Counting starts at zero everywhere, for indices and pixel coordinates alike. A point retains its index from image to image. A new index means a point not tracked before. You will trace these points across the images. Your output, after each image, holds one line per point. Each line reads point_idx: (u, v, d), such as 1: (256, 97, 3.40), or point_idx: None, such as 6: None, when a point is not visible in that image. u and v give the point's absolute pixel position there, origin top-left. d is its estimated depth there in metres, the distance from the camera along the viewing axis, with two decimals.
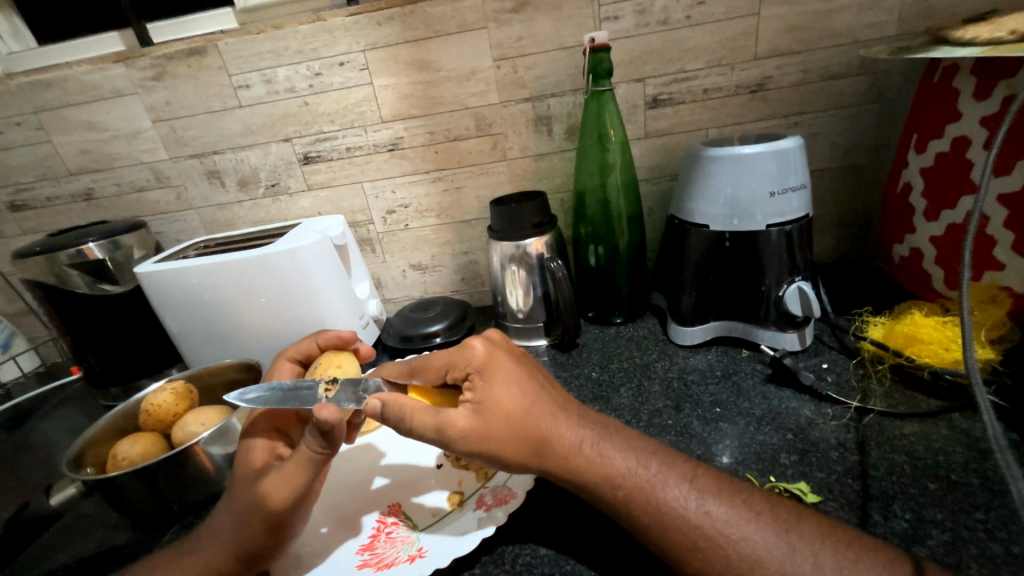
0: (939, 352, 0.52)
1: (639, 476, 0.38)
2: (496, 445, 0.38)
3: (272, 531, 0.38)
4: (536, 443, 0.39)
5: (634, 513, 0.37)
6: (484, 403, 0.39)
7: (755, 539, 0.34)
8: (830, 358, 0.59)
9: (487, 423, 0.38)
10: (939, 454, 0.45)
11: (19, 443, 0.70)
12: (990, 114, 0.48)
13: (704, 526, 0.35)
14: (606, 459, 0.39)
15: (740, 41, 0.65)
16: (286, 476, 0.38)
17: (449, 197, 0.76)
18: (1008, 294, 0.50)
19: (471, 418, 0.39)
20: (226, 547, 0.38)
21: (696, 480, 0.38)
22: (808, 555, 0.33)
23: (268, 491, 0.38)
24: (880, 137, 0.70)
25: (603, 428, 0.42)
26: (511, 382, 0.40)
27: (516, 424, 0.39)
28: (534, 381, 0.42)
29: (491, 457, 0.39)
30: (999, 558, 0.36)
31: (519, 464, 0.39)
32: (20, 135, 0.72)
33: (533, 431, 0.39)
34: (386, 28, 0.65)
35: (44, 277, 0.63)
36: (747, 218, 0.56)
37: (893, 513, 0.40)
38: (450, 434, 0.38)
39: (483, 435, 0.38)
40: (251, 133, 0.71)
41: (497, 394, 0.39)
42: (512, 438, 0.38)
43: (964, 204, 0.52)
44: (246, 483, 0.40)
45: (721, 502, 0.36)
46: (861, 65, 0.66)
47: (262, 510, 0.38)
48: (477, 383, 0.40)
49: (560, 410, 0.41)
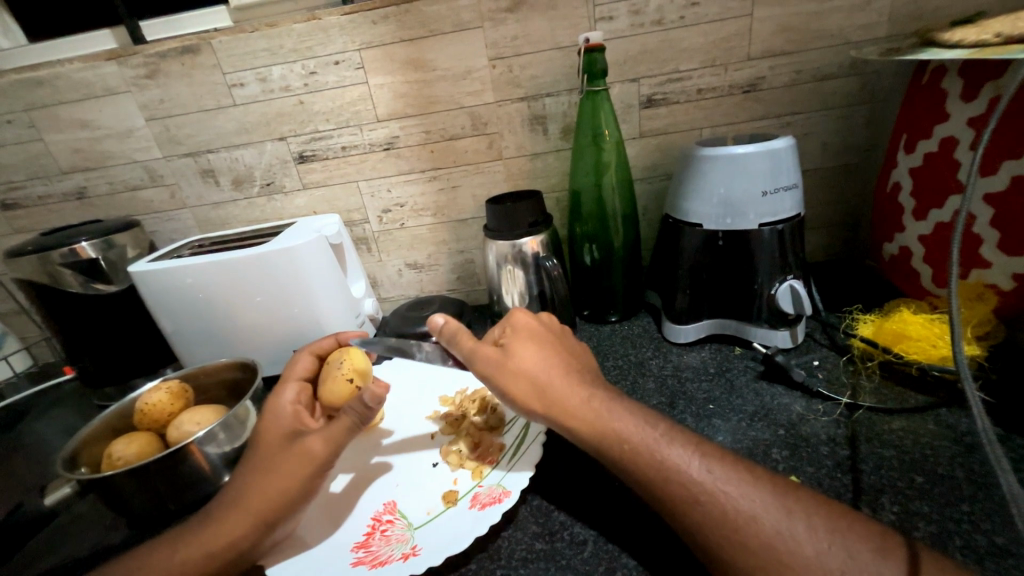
0: (926, 348, 0.53)
1: (645, 435, 0.39)
2: (509, 376, 0.44)
3: (302, 484, 0.41)
4: (545, 387, 0.43)
5: (639, 468, 0.37)
6: (513, 344, 0.46)
7: (752, 498, 0.35)
8: (821, 355, 0.60)
9: (509, 357, 0.45)
10: (926, 449, 0.46)
11: (13, 443, 0.69)
12: (977, 115, 0.49)
13: (704, 482, 0.35)
14: (611, 414, 0.41)
15: (733, 41, 0.65)
16: (334, 432, 0.42)
17: (445, 196, 0.76)
18: (994, 292, 0.51)
19: (498, 351, 0.46)
20: (256, 506, 0.40)
21: (700, 445, 0.38)
22: (802, 518, 0.34)
23: (314, 447, 0.42)
24: (870, 137, 0.71)
25: (616, 394, 0.44)
26: (541, 339, 0.47)
27: (533, 363, 0.44)
28: (561, 347, 0.47)
29: (503, 389, 0.45)
30: (984, 550, 0.37)
31: (523, 399, 0.44)
32: (10, 133, 0.71)
33: (545, 374, 0.44)
34: (381, 27, 0.65)
35: (37, 276, 0.62)
36: (740, 216, 0.56)
37: (881, 506, 0.41)
38: (477, 358, 0.46)
39: (501, 366, 0.45)
40: (245, 132, 0.71)
41: (526, 343, 0.46)
42: (523, 373, 0.44)
43: (952, 203, 0.53)
44: (280, 439, 0.43)
45: (724, 466, 0.37)
46: (852, 67, 0.67)
47: (302, 456, 0.42)
48: (510, 333, 0.47)
49: (577, 372, 0.45)
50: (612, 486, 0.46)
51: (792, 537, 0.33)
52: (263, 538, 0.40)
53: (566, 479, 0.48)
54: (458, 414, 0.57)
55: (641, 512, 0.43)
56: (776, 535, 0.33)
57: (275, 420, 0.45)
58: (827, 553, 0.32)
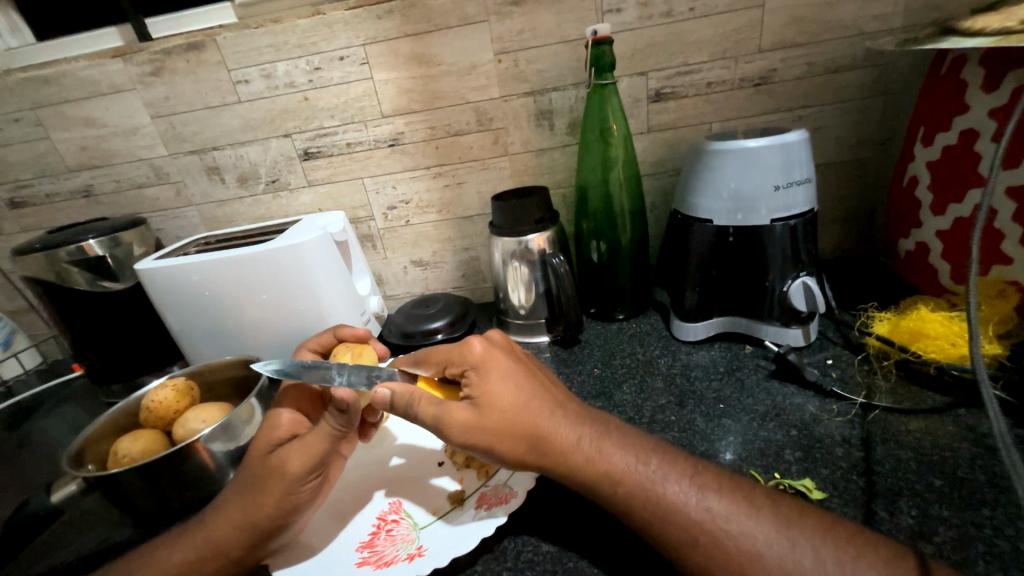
0: (945, 348, 0.51)
1: (638, 472, 0.37)
2: (491, 439, 0.40)
3: (282, 503, 0.40)
4: (534, 441, 0.39)
5: (634, 507, 0.36)
6: (483, 396, 0.41)
7: (756, 534, 0.34)
8: (835, 354, 0.59)
9: (484, 416, 0.40)
10: (945, 451, 0.44)
11: (22, 439, 0.70)
12: (999, 106, 0.48)
13: (703, 521, 0.34)
14: (605, 453, 0.39)
15: (744, 33, 0.64)
16: (308, 445, 0.42)
17: (450, 193, 0.75)
18: (1016, 289, 0.50)
19: (471, 411, 0.40)
20: (240, 518, 0.40)
21: (696, 476, 0.37)
22: (809, 549, 0.33)
23: (287, 460, 0.41)
24: (884, 131, 0.70)
25: (603, 425, 0.42)
26: (506, 379, 0.42)
27: (513, 418, 0.40)
28: (532, 379, 0.43)
29: (490, 452, 0.40)
30: (1008, 556, 0.35)
31: (517, 460, 0.40)
32: (18, 132, 0.72)
33: (531, 427, 0.40)
34: (386, 22, 0.64)
35: (45, 273, 0.62)
36: (751, 212, 0.55)
37: (899, 509, 0.40)
38: (449, 425, 0.40)
39: (480, 428, 0.40)
40: (250, 129, 0.71)
41: (497, 387, 0.41)
42: (507, 430, 0.40)
43: (972, 197, 0.51)
44: (261, 454, 0.42)
45: (721, 497, 0.36)
46: (867, 58, 0.65)
47: (279, 472, 0.40)
48: (473, 378, 0.42)
49: (558, 407, 0.42)
50: None
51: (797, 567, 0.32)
52: (251, 549, 0.40)
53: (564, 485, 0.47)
54: None
55: None
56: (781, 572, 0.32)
57: (265, 429, 0.43)
58: None
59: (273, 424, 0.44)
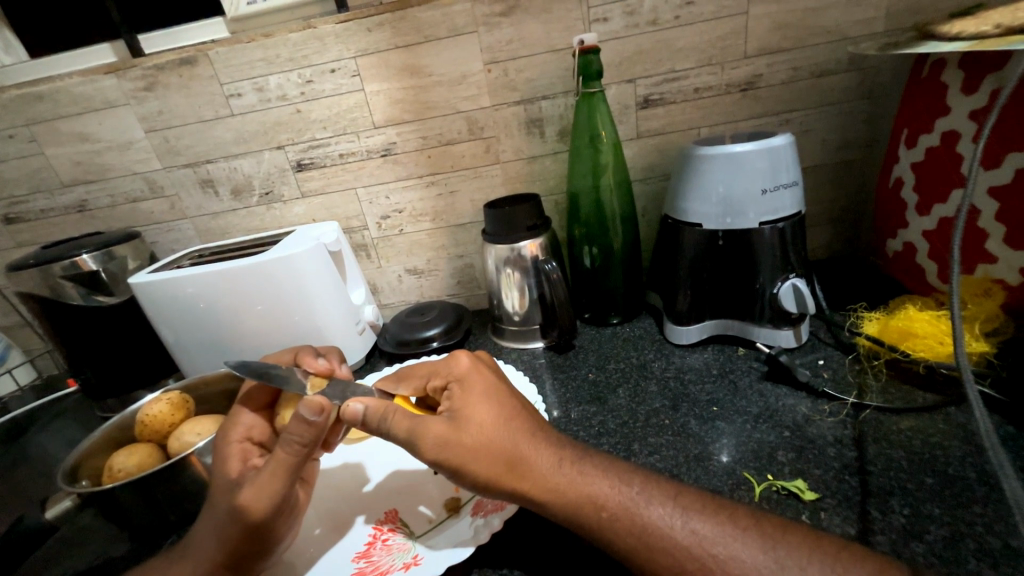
0: (933, 346, 0.52)
1: (622, 496, 0.37)
2: (468, 458, 0.38)
3: (252, 537, 0.39)
4: (512, 460, 0.39)
5: (618, 534, 0.36)
6: (463, 410, 0.40)
7: (743, 558, 0.33)
8: (825, 354, 0.60)
9: (461, 433, 0.39)
10: (936, 449, 0.45)
11: (17, 455, 0.70)
12: (979, 108, 0.48)
13: (690, 546, 0.34)
14: (585, 478, 0.38)
15: (729, 40, 0.65)
16: (263, 482, 0.39)
17: (443, 201, 0.76)
18: (1002, 287, 0.50)
19: (447, 426, 0.40)
20: (213, 555, 0.39)
21: (679, 498, 0.38)
22: (796, 569, 0.33)
23: (246, 499, 0.38)
24: (869, 133, 0.71)
25: (581, 449, 0.42)
26: (488, 397, 0.42)
27: (492, 436, 0.39)
28: (511, 398, 0.43)
29: (464, 472, 0.39)
30: (997, 552, 0.36)
31: (492, 482, 0.38)
32: (12, 148, 0.72)
33: (509, 449, 0.39)
34: (377, 34, 0.65)
35: (39, 289, 0.63)
36: (739, 215, 0.56)
37: (891, 509, 0.40)
38: (423, 440, 0.39)
39: (456, 445, 0.39)
40: (243, 141, 0.71)
41: (477, 402, 0.41)
42: (483, 448, 0.39)
43: (955, 197, 0.52)
44: (224, 492, 0.40)
45: (706, 519, 0.36)
46: (851, 62, 0.66)
47: (242, 513, 0.38)
48: (455, 391, 0.43)
49: (538, 430, 0.42)
50: None
51: None
52: None
53: None
54: None
55: None
56: None
57: (219, 465, 0.42)
58: None
59: (224, 458, 0.43)
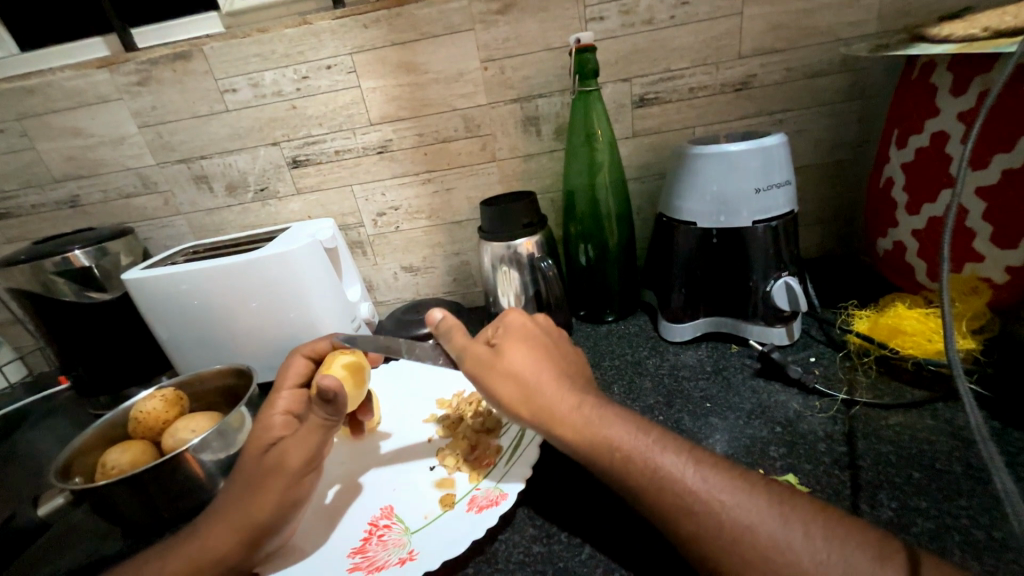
0: (922, 344, 0.53)
1: (637, 441, 0.38)
2: (499, 381, 0.42)
3: (282, 497, 0.41)
4: (534, 391, 0.41)
5: (632, 475, 0.36)
6: (503, 345, 0.44)
7: (747, 506, 0.34)
8: (817, 352, 0.60)
9: (496, 362, 0.43)
10: (923, 444, 0.46)
11: (7, 453, 0.69)
12: (967, 109, 0.49)
13: (699, 492, 0.35)
14: (604, 421, 0.39)
15: (724, 40, 0.66)
16: (304, 437, 0.44)
17: (439, 199, 0.76)
18: (988, 285, 0.51)
19: (489, 353, 0.44)
20: (238, 521, 0.40)
21: (692, 451, 0.38)
22: (799, 527, 0.33)
23: (287, 456, 0.42)
24: (861, 133, 0.71)
25: (604, 400, 0.42)
26: (529, 338, 0.45)
27: (521, 368, 0.42)
28: (550, 346, 0.46)
29: (494, 393, 0.42)
30: (982, 544, 0.36)
31: (515, 408, 0.41)
32: (2, 142, 0.71)
33: (534, 383, 0.42)
34: (373, 31, 0.65)
35: (30, 285, 0.62)
36: (733, 214, 0.56)
37: (879, 502, 0.41)
38: (467, 360, 0.44)
39: (492, 369, 0.43)
40: (238, 137, 0.71)
41: (516, 342, 0.44)
42: (512, 378, 0.42)
43: (944, 197, 0.53)
44: (258, 450, 0.43)
45: (716, 471, 0.36)
46: (843, 63, 0.67)
47: (280, 466, 0.42)
48: (501, 332, 0.45)
49: (566, 375, 0.44)
50: (603, 497, 0.45)
51: (787, 542, 0.32)
52: (248, 554, 0.40)
53: (559, 495, 0.47)
54: (456, 417, 0.57)
55: (626, 515, 0.43)
56: (771, 544, 0.32)
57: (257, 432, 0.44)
58: (828, 563, 0.31)
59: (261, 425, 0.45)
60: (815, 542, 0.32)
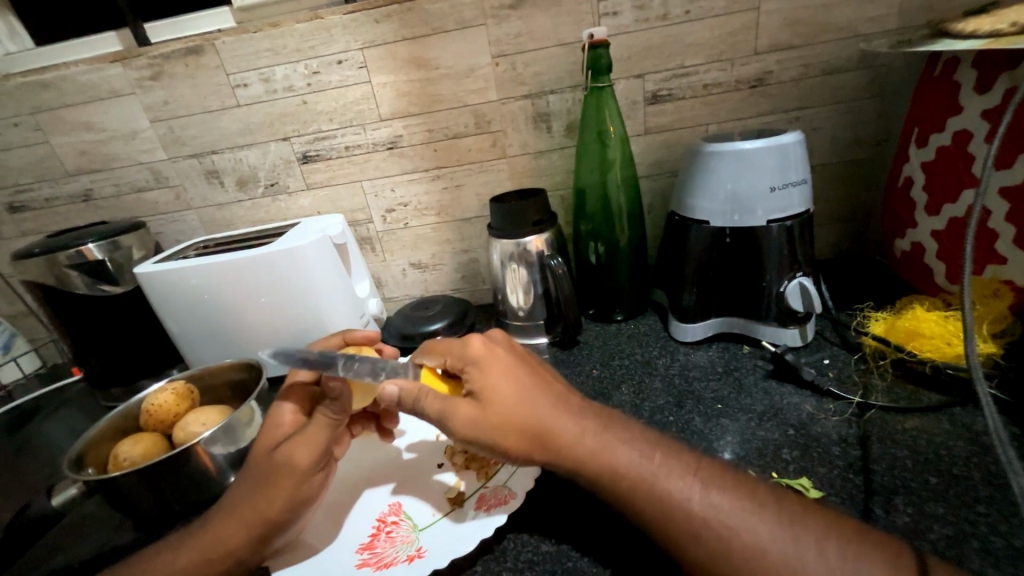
0: (940, 347, 0.52)
1: (643, 467, 0.37)
2: (494, 434, 0.39)
3: (293, 495, 0.41)
4: (536, 431, 0.39)
5: (637, 503, 0.36)
6: (483, 390, 0.40)
7: (758, 530, 0.33)
8: (831, 354, 0.59)
9: (486, 413, 0.40)
10: (940, 449, 0.45)
11: (21, 444, 0.70)
12: (991, 107, 0.48)
13: (706, 517, 0.34)
14: (608, 448, 0.38)
15: (739, 36, 0.65)
16: (310, 437, 0.42)
17: (448, 195, 0.76)
18: (1010, 288, 0.50)
19: (473, 408, 0.40)
20: (251, 514, 0.40)
21: (699, 471, 0.37)
22: (810, 543, 0.33)
23: (295, 455, 0.41)
24: (879, 131, 0.70)
25: (605, 418, 0.41)
26: (508, 374, 0.41)
27: (513, 414, 0.39)
28: (531, 373, 0.43)
29: (494, 445, 0.40)
30: (1001, 553, 0.36)
31: (520, 453, 0.39)
32: (17, 136, 0.72)
33: (532, 423, 0.39)
34: (384, 26, 0.64)
35: (44, 278, 0.63)
36: (747, 213, 0.56)
37: (895, 508, 0.40)
38: (452, 422, 0.41)
39: (483, 424, 0.40)
40: (249, 132, 0.71)
41: (496, 379, 0.41)
42: (508, 425, 0.39)
43: (965, 197, 0.52)
44: (267, 448, 0.42)
45: (725, 494, 0.36)
46: (861, 60, 0.65)
47: (289, 467, 0.41)
48: (473, 373, 0.42)
49: (560, 400, 0.41)
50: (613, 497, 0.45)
51: (798, 566, 0.32)
52: (258, 548, 0.40)
53: (563, 495, 0.46)
54: None
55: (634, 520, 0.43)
56: (780, 565, 0.32)
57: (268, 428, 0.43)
58: None
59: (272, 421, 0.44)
60: (829, 564, 0.32)
